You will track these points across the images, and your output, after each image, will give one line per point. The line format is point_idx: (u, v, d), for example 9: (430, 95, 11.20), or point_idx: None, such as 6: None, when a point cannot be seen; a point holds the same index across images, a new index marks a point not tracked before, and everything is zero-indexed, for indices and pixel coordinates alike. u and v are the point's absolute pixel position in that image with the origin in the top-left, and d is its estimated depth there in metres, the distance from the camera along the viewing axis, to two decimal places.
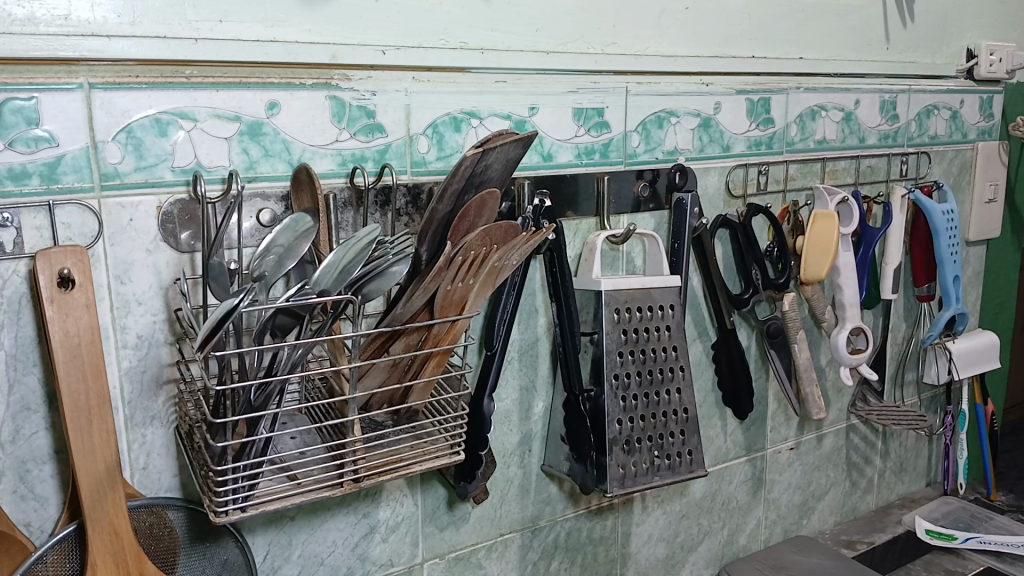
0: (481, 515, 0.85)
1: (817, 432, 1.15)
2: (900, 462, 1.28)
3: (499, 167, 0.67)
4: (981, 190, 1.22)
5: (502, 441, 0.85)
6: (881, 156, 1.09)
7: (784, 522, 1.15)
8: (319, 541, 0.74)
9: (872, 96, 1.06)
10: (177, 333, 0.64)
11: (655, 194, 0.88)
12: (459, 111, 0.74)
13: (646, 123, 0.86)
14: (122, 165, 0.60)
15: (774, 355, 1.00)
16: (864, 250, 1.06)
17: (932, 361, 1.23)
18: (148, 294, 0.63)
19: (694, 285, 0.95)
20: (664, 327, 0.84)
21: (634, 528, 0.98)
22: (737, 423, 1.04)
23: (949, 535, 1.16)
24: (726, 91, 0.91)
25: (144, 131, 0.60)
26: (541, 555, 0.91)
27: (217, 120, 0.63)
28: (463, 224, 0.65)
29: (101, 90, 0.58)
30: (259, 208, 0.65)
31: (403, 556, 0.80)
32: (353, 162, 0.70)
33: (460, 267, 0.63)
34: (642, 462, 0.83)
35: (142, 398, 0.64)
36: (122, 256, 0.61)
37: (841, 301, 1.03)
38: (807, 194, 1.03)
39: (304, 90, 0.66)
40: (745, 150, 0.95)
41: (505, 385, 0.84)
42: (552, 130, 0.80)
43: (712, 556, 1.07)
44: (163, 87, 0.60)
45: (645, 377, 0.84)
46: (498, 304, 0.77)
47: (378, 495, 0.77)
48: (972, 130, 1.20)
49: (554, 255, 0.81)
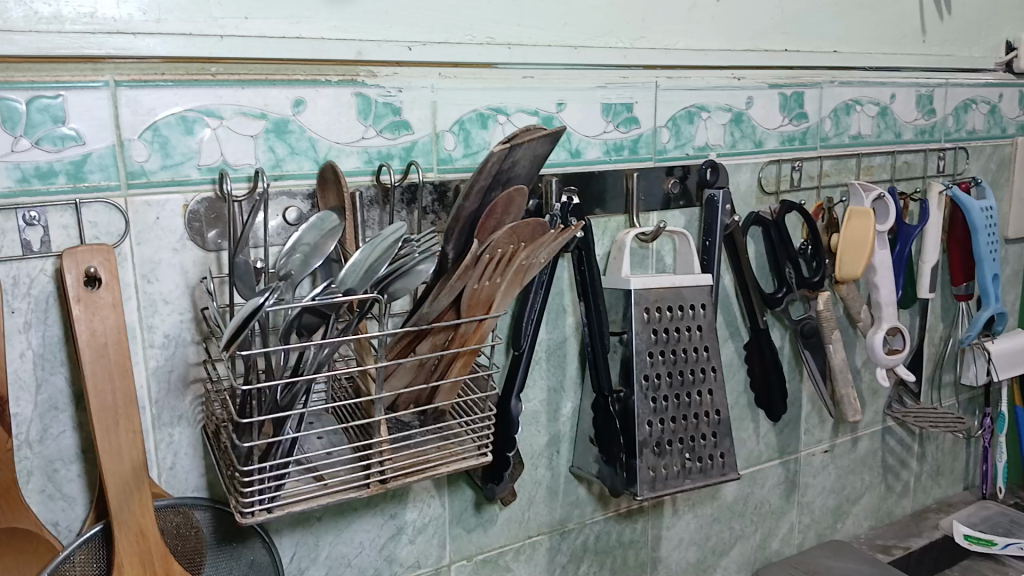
0: (509, 517, 0.84)
1: (852, 434, 1.12)
2: (937, 466, 1.26)
3: (526, 163, 0.65)
4: (1019, 186, 1.19)
5: (530, 443, 0.84)
6: (917, 152, 1.07)
7: (817, 526, 1.13)
8: (347, 543, 0.74)
9: (907, 90, 1.04)
10: (203, 333, 0.64)
11: (686, 190, 0.87)
12: (486, 107, 0.73)
13: (676, 118, 0.85)
14: (148, 164, 0.60)
15: (807, 355, 0.98)
16: (901, 248, 1.04)
17: (971, 363, 1.19)
18: (175, 293, 0.63)
19: (726, 284, 0.94)
20: (694, 327, 0.83)
21: (665, 531, 0.97)
22: (770, 426, 1.02)
23: (988, 541, 1.14)
24: (759, 86, 0.90)
25: (170, 129, 0.60)
26: (570, 558, 0.90)
27: (243, 118, 0.62)
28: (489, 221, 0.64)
29: (127, 89, 0.58)
30: (285, 206, 0.65)
31: (431, 558, 0.80)
32: (379, 159, 0.69)
33: (487, 266, 0.62)
34: (673, 464, 0.82)
35: (168, 398, 0.64)
36: (149, 255, 0.61)
37: (877, 301, 1.01)
38: (842, 191, 1.00)
39: (330, 87, 0.66)
40: (778, 146, 0.93)
41: (532, 386, 0.82)
42: (580, 127, 0.79)
43: (745, 560, 1.06)
44: (189, 85, 0.60)
45: (676, 378, 0.82)
46: (525, 304, 0.76)
47: (405, 497, 0.76)
48: (1011, 125, 1.17)
49: (582, 254, 0.79)
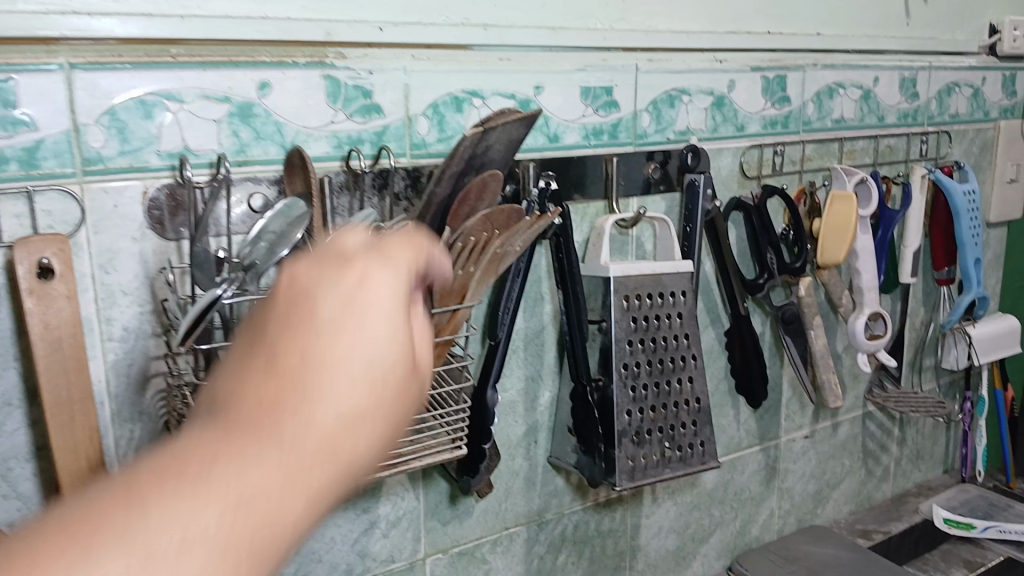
0: (485, 508, 0.82)
1: (832, 420, 1.12)
2: (917, 450, 1.25)
3: (502, 147, 0.62)
4: (1002, 170, 1.17)
5: (506, 433, 0.82)
6: (900, 136, 1.05)
7: (797, 512, 1.12)
8: (317, 538, 0.72)
9: (891, 73, 1.02)
10: (164, 325, 0.62)
11: (666, 175, 0.85)
12: (461, 90, 0.71)
13: (657, 101, 0.83)
14: (105, 150, 0.57)
15: (789, 341, 0.97)
16: (883, 233, 1.03)
17: (952, 347, 1.19)
18: (134, 284, 0.60)
19: (707, 270, 0.92)
20: (675, 314, 0.81)
21: (644, 520, 0.96)
22: (750, 412, 1.01)
23: (968, 525, 1.13)
24: (741, 68, 0.88)
25: (128, 113, 0.57)
26: (547, 548, 0.88)
27: (206, 102, 0.60)
28: (461, 209, 0.62)
29: (83, 71, 0.55)
30: (250, 193, 0.62)
31: (405, 552, 0.78)
32: (349, 144, 0.66)
33: (460, 254, 0.60)
34: (652, 454, 0.80)
35: (128, 392, 0.62)
36: (107, 244, 0.59)
37: (859, 286, 1.00)
38: (824, 175, 0.99)
39: (297, 69, 0.63)
40: (760, 130, 0.91)
41: (509, 375, 0.81)
42: (559, 111, 0.77)
43: (724, 548, 1.05)
44: (148, 67, 0.57)
45: (656, 367, 0.81)
46: (501, 292, 0.74)
47: (378, 490, 0.74)
48: (994, 108, 1.16)
49: (560, 241, 0.77)
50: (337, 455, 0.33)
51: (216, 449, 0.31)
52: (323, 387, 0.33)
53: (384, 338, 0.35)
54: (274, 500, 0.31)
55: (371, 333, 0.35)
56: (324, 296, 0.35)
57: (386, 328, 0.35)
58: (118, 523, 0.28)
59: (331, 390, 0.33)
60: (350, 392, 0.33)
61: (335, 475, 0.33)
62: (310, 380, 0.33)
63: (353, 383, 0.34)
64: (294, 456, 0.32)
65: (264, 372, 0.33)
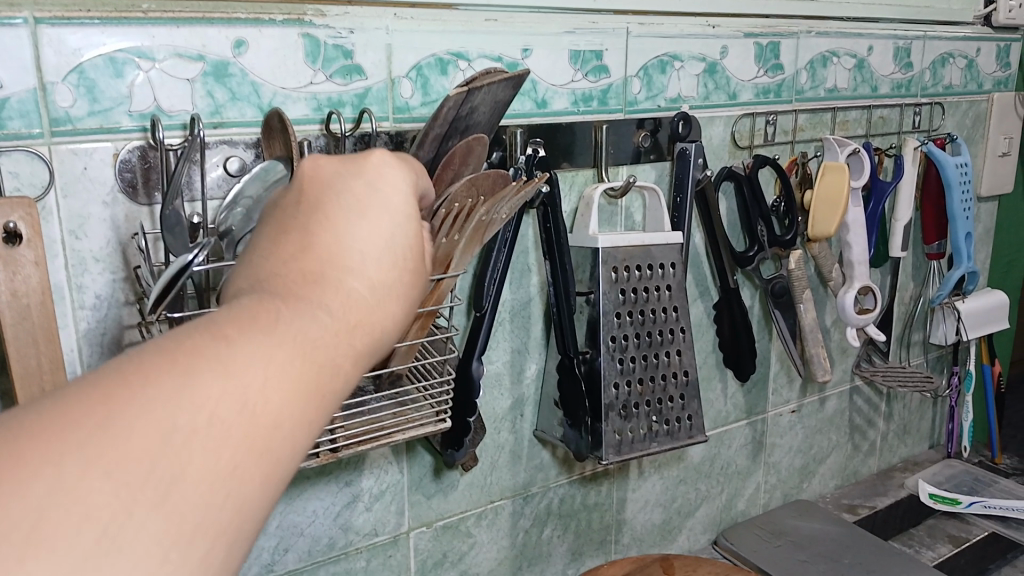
0: (470, 482, 0.81)
1: (820, 395, 1.11)
2: (904, 425, 1.25)
3: (486, 110, 0.60)
4: (994, 143, 1.16)
5: (492, 406, 0.81)
6: (893, 107, 1.04)
7: (784, 486, 1.12)
8: (298, 511, 0.71)
9: (885, 42, 1.00)
10: (138, 293, 0.60)
11: (656, 144, 0.83)
12: (446, 52, 0.68)
13: (648, 67, 0.81)
14: (74, 109, 0.55)
15: (778, 315, 0.95)
16: (874, 205, 1.01)
17: (940, 322, 1.18)
18: (106, 250, 0.58)
19: (697, 242, 0.91)
20: (664, 286, 0.80)
21: (630, 493, 0.95)
22: (738, 386, 1.00)
23: (953, 500, 1.13)
24: (734, 34, 0.85)
25: (97, 72, 0.55)
26: (533, 522, 0.87)
27: (178, 60, 0.57)
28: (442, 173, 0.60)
29: (49, 26, 0.53)
30: (225, 156, 0.60)
31: (389, 526, 0.77)
32: (329, 107, 0.64)
33: (444, 221, 0.57)
34: (639, 428, 0.79)
35: (101, 362, 0.60)
36: (77, 208, 0.56)
37: (849, 259, 0.99)
38: (816, 146, 0.97)
39: (275, 26, 0.60)
40: (753, 99, 0.89)
41: (495, 347, 0.79)
42: (547, 75, 0.74)
43: (710, 522, 1.04)
44: (118, 23, 0.55)
45: (644, 339, 0.79)
46: (488, 262, 0.72)
47: (361, 463, 0.73)
48: (987, 80, 1.14)
49: (548, 210, 0.75)
50: (369, 317, 0.36)
51: (274, 313, 0.34)
52: (357, 262, 0.36)
53: (404, 217, 0.38)
54: (326, 357, 0.34)
55: (393, 213, 0.38)
56: (349, 186, 0.38)
57: (405, 209, 0.38)
58: (187, 371, 0.30)
59: (364, 266, 0.36)
60: (378, 265, 0.37)
61: (367, 340, 0.37)
62: (345, 256, 0.36)
63: (382, 257, 0.37)
64: (336, 321, 0.35)
65: (301, 250, 0.36)
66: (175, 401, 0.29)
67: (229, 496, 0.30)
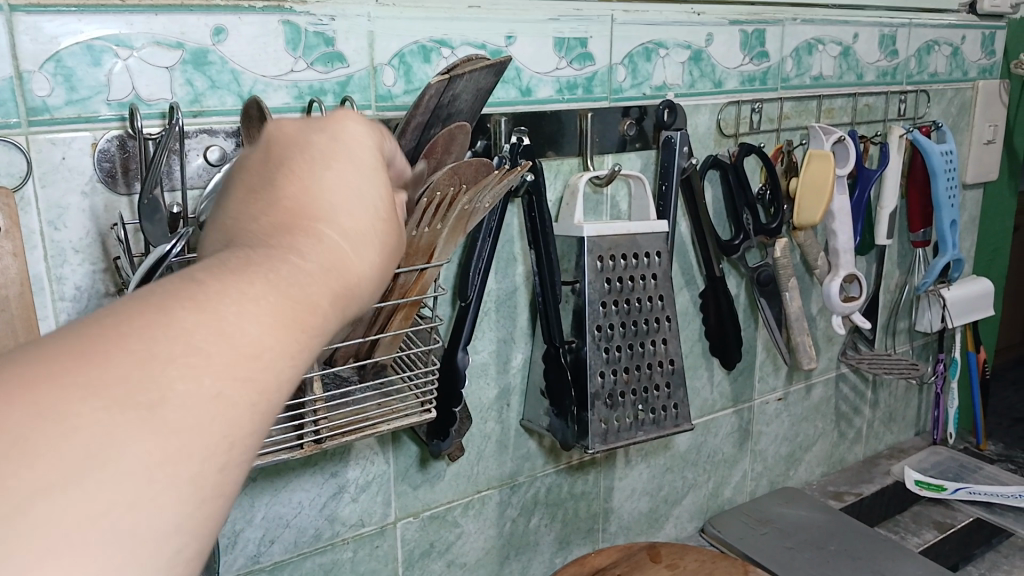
0: (457, 472, 0.81)
1: (806, 382, 1.11)
2: (890, 412, 1.26)
3: (469, 97, 0.59)
4: (979, 130, 1.16)
5: (478, 396, 0.80)
6: (879, 94, 1.04)
7: (770, 474, 1.12)
8: (284, 503, 0.70)
9: (871, 30, 1.00)
10: (119, 284, 0.59)
11: (642, 132, 0.83)
12: (428, 39, 0.68)
13: (632, 55, 0.80)
14: (52, 98, 0.54)
15: (763, 303, 0.96)
16: (860, 193, 1.02)
17: (926, 309, 1.18)
18: (86, 241, 0.57)
19: (683, 231, 0.90)
20: (650, 275, 0.80)
21: (617, 482, 0.95)
22: (724, 375, 1.00)
23: (937, 487, 1.13)
24: (719, 21, 0.85)
25: (74, 59, 0.54)
26: (520, 511, 0.87)
27: (156, 48, 0.57)
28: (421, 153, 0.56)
29: (25, 13, 0.52)
30: (206, 145, 0.59)
31: (375, 516, 0.76)
32: (311, 95, 0.64)
33: (426, 210, 0.57)
34: (625, 417, 0.79)
35: None
36: (55, 199, 0.56)
37: (835, 248, 0.99)
38: (802, 134, 0.97)
39: (254, 13, 0.60)
40: (738, 87, 0.89)
41: (480, 337, 0.79)
42: (531, 63, 0.74)
43: (697, 510, 1.05)
44: (95, 10, 0.54)
45: (630, 328, 0.79)
46: (472, 252, 0.72)
47: (347, 454, 0.73)
48: (973, 68, 1.14)
49: (533, 199, 0.75)
50: (349, 262, 0.35)
51: (255, 252, 0.33)
52: (331, 208, 0.35)
53: (373, 170, 0.38)
54: (311, 293, 0.33)
55: (361, 164, 0.37)
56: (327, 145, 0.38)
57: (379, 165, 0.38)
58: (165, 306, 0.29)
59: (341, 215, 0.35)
60: (357, 211, 0.36)
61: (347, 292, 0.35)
62: (319, 202, 0.35)
63: (356, 202, 0.36)
64: (321, 258, 0.34)
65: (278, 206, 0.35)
66: (156, 329, 0.28)
67: (222, 419, 0.29)
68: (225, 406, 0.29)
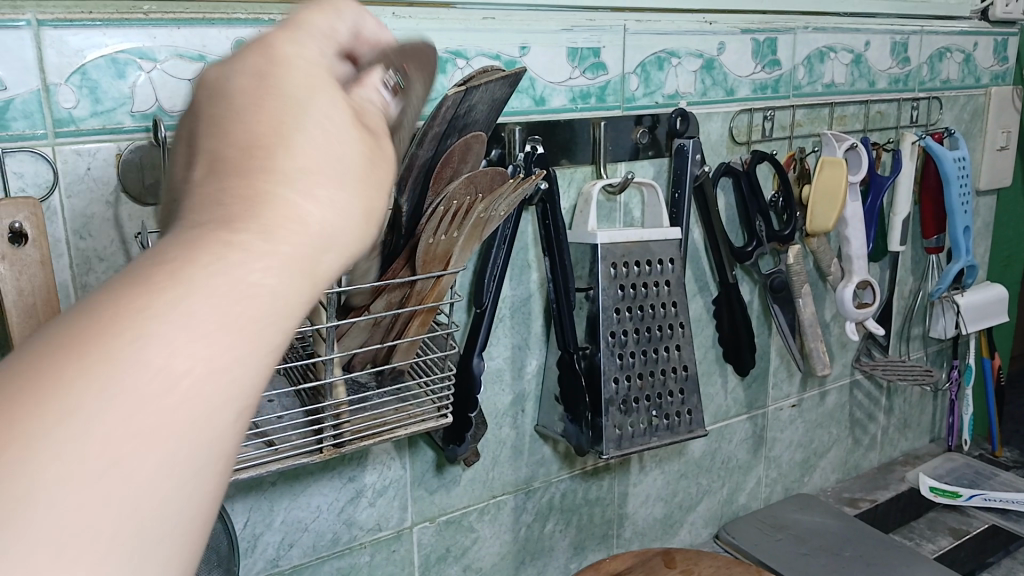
0: (472, 477, 0.82)
1: (820, 389, 1.11)
2: (904, 419, 1.26)
3: (484, 108, 0.60)
4: (993, 136, 1.16)
5: (493, 402, 0.81)
6: (891, 102, 1.04)
7: (784, 480, 1.12)
8: (303, 507, 0.71)
9: (883, 37, 1.00)
10: None
11: (654, 140, 0.83)
12: (444, 50, 0.69)
13: (645, 64, 0.81)
14: (77, 110, 0.55)
15: (777, 310, 0.96)
16: (873, 200, 1.02)
17: (940, 316, 1.19)
18: (111, 250, 0.59)
19: (695, 238, 0.91)
20: (663, 282, 0.81)
21: (631, 488, 0.95)
22: (738, 381, 1.01)
23: (953, 492, 1.13)
24: (731, 30, 0.86)
25: (99, 72, 0.56)
26: (535, 517, 0.88)
27: (179, 61, 0.58)
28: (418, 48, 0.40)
29: (52, 28, 0.53)
30: None
31: (392, 521, 0.77)
32: None
33: (443, 218, 0.59)
34: (639, 422, 0.80)
35: None
36: (81, 209, 0.57)
37: (848, 254, 0.99)
38: (814, 141, 0.98)
39: (274, 26, 0.61)
40: (750, 95, 0.90)
41: (495, 343, 0.80)
42: (545, 72, 0.75)
43: (711, 516, 1.05)
44: (119, 24, 0.55)
45: (643, 335, 0.80)
46: (487, 260, 0.73)
47: (364, 459, 0.73)
48: (985, 74, 1.14)
49: (547, 207, 0.76)
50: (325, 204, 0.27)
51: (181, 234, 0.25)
52: (289, 140, 0.27)
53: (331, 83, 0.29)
54: (268, 263, 0.25)
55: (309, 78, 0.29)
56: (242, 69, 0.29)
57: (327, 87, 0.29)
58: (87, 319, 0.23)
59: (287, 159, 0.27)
60: (313, 145, 0.28)
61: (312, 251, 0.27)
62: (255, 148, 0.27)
63: (323, 127, 0.28)
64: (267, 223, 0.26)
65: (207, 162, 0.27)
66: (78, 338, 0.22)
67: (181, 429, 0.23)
68: (173, 440, 0.23)
